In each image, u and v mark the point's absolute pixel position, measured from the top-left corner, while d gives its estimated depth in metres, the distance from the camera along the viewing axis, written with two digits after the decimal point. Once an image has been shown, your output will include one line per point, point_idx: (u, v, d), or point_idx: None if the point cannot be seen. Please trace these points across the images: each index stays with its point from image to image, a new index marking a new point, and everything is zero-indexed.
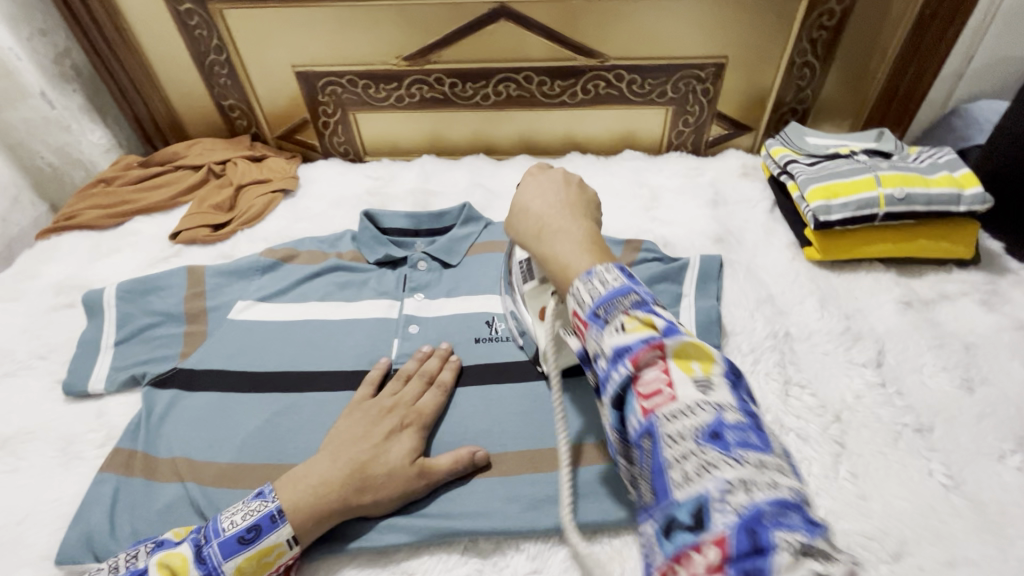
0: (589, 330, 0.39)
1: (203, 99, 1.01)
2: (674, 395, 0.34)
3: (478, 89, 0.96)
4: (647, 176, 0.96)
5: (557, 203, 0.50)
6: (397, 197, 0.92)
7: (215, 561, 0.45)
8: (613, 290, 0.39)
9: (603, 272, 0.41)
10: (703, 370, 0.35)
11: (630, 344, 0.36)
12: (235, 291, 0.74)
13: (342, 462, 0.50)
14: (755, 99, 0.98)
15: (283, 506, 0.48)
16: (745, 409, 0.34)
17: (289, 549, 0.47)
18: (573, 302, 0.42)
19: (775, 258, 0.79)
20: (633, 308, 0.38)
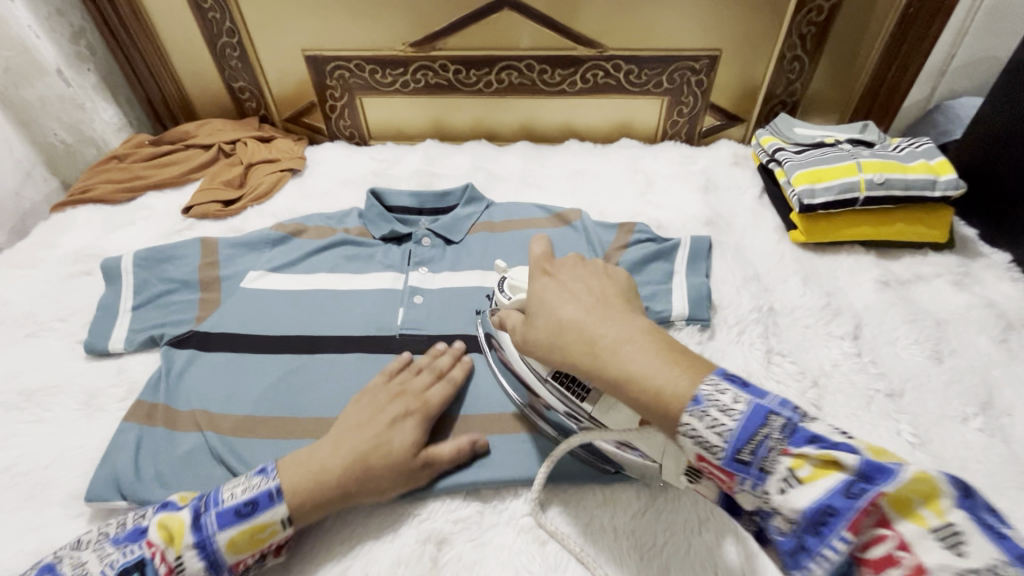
0: (742, 480, 0.36)
1: (214, 81, 1.04)
2: (920, 564, 0.30)
3: (482, 76, 0.99)
4: (642, 163, 1.00)
5: (596, 305, 0.47)
6: (402, 179, 0.96)
7: (209, 529, 0.46)
8: (748, 421, 0.36)
9: (714, 391, 0.37)
10: (939, 515, 0.31)
11: (825, 502, 0.33)
12: (247, 261, 0.77)
13: (344, 450, 0.51)
14: (747, 91, 1.02)
15: (282, 487, 0.48)
16: (1014, 552, 0.29)
17: (281, 529, 0.47)
18: (693, 445, 0.38)
19: (762, 240, 0.83)
20: (789, 444, 0.35)
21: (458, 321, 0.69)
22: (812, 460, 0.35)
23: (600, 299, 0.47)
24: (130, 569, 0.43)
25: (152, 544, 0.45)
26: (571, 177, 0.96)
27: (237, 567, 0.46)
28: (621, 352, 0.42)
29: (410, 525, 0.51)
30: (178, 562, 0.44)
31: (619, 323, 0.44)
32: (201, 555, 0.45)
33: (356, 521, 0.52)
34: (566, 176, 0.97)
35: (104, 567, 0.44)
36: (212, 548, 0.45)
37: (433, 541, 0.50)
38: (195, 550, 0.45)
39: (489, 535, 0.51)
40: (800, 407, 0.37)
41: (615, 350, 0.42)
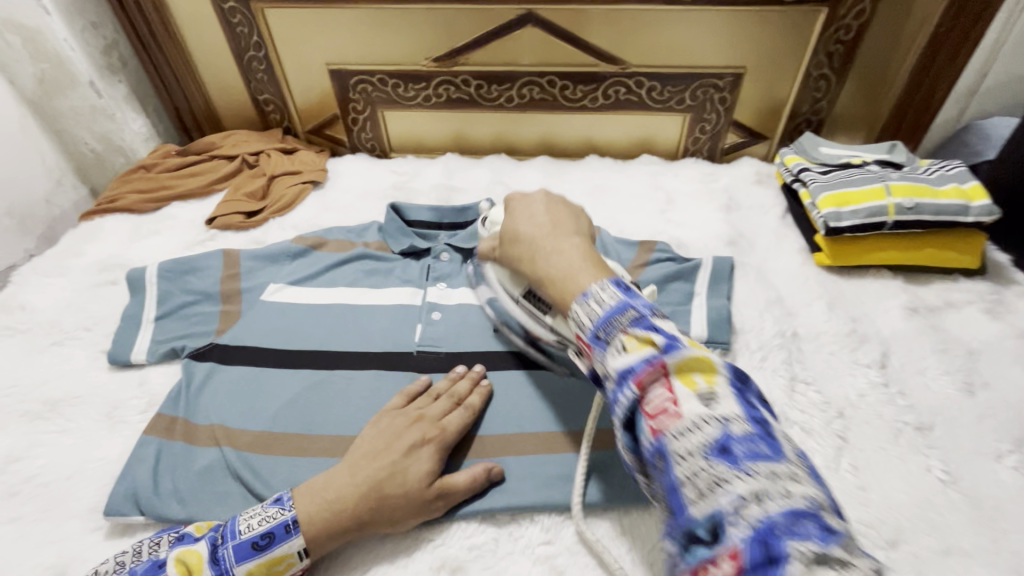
0: (594, 352, 0.43)
1: (240, 93, 1.05)
2: (680, 411, 0.36)
3: (503, 91, 0.99)
4: (663, 180, 0.99)
5: (547, 225, 0.56)
6: (421, 192, 0.96)
7: (228, 562, 0.46)
8: (609, 309, 0.43)
9: (599, 291, 0.45)
10: (708, 384, 0.37)
11: (632, 365, 0.39)
12: (268, 274, 0.78)
13: (359, 478, 0.50)
14: (771, 109, 1.01)
15: (298, 518, 0.48)
16: (753, 417, 0.36)
17: (298, 561, 0.47)
18: (575, 326, 0.45)
19: (785, 262, 0.82)
20: (629, 327, 0.41)
21: (476, 339, 0.69)
22: (648, 344, 0.40)
23: (585, 254, 0.51)
24: None
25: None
26: (591, 193, 0.96)
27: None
28: (606, 287, 0.46)
29: (425, 551, 0.51)
30: None
31: (600, 272, 0.49)
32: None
33: (370, 544, 0.52)
34: (585, 192, 0.96)
35: None
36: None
37: (448, 568, 0.50)
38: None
39: (504, 563, 0.50)
40: (657, 308, 0.44)
41: (607, 289, 0.46)
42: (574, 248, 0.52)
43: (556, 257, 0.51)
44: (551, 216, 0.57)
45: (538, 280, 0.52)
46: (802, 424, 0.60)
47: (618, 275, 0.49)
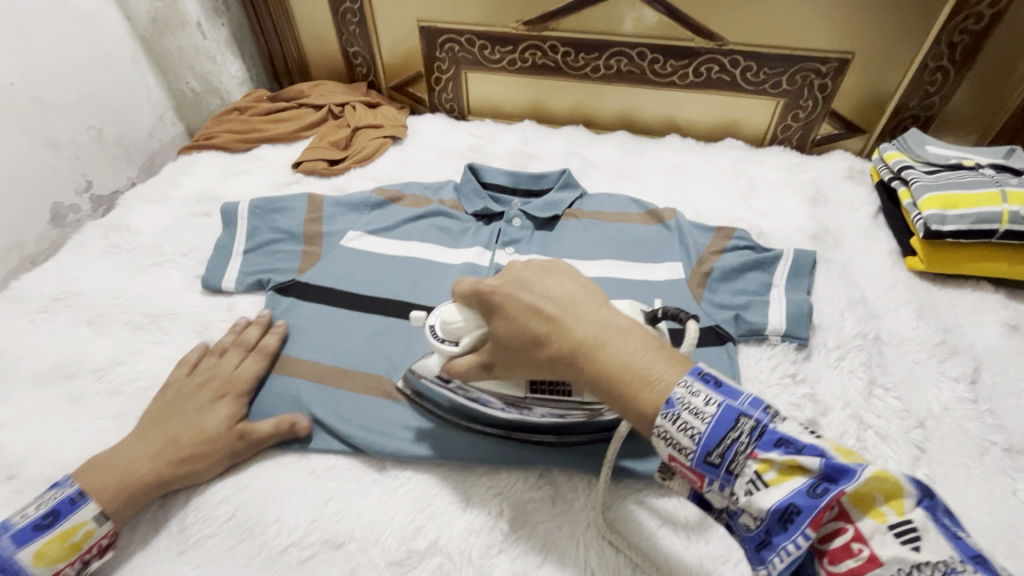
0: (712, 482, 0.35)
1: (331, 45, 1.08)
2: (875, 556, 0.31)
3: (590, 60, 0.97)
4: (746, 166, 0.95)
5: (566, 308, 0.40)
6: (497, 156, 0.96)
7: (9, 551, 0.44)
8: (717, 423, 0.34)
9: (688, 393, 0.35)
10: (899, 514, 0.32)
11: (790, 501, 0.33)
12: (346, 221, 0.80)
13: (147, 442, 0.52)
14: (874, 101, 0.94)
15: (84, 487, 0.49)
16: (970, 553, 0.30)
17: (98, 528, 0.48)
18: (667, 448, 0.35)
19: (873, 263, 0.77)
20: (756, 448, 0.34)
21: None
22: (778, 464, 0.34)
23: (567, 300, 0.41)
24: None
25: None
26: (670, 173, 0.93)
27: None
28: (605, 347, 0.37)
29: (483, 497, 0.52)
30: None
31: (589, 320, 0.39)
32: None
33: (432, 481, 0.53)
34: (663, 171, 0.94)
35: None
36: (17, 566, 0.44)
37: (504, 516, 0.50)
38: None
39: (558, 521, 0.50)
40: (768, 405, 0.36)
41: (610, 346, 0.37)
42: (624, 328, 0.39)
43: (530, 313, 0.41)
44: (565, 292, 0.41)
45: (523, 348, 0.42)
46: (878, 428, 0.58)
47: (609, 310, 0.40)
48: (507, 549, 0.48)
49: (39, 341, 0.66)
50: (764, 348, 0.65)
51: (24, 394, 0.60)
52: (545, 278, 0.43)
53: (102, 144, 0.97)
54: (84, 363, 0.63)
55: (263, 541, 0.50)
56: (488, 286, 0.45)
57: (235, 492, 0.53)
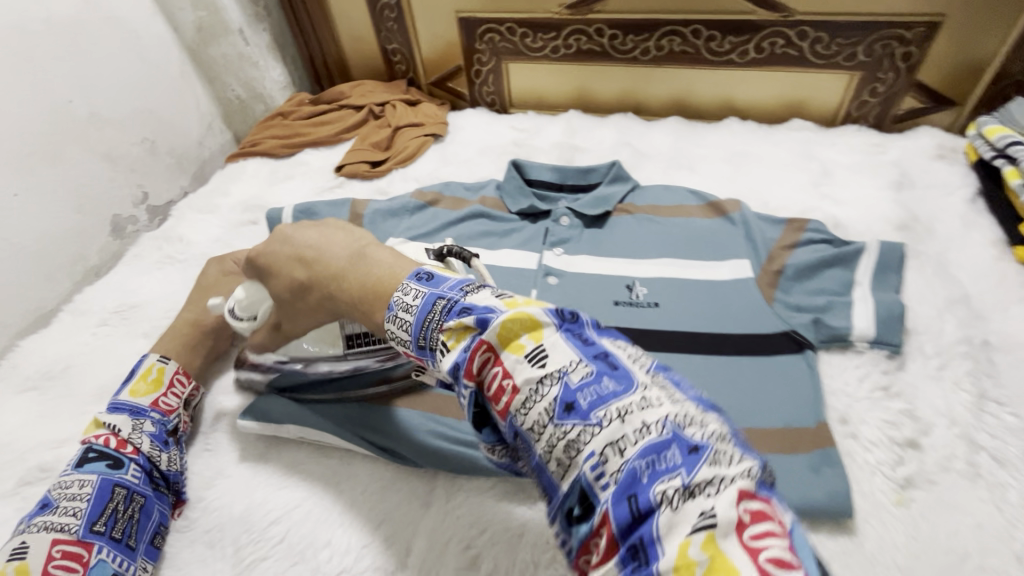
0: (428, 363, 0.36)
1: (370, 43, 1.06)
2: (513, 384, 0.31)
3: (640, 42, 0.91)
4: (817, 149, 0.87)
5: (318, 247, 0.45)
6: (542, 151, 0.92)
7: (114, 401, 0.57)
8: (419, 311, 0.36)
9: (402, 294, 0.37)
10: (536, 339, 0.32)
11: (458, 361, 0.33)
12: (388, 226, 0.79)
13: (184, 315, 0.67)
14: (969, 69, 0.83)
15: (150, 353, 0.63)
16: (693, 408, 0.30)
17: (165, 365, 0.61)
18: (398, 345, 0.38)
19: (975, 254, 0.68)
20: (444, 320, 0.35)
21: (595, 310, 0.66)
22: (456, 329, 0.34)
23: (322, 240, 0.46)
24: (84, 457, 0.52)
25: (84, 440, 0.54)
26: (731, 160, 0.86)
27: (159, 405, 0.58)
28: (351, 269, 0.42)
29: (542, 523, 0.48)
30: (111, 429, 0.55)
31: (338, 256, 0.44)
32: (121, 411, 0.56)
33: (485, 505, 0.50)
34: (724, 158, 0.86)
35: (59, 478, 0.51)
36: (125, 403, 0.57)
37: (567, 545, 0.47)
38: (114, 413, 0.56)
39: None
40: (570, 312, 0.34)
41: (353, 269, 0.42)
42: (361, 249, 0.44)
43: (296, 266, 0.46)
44: (318, 235, 0.46)
45: (293, 295, 0.47)
46: (994, 451, 0.50)
47: (368, 241, 0.45)
48: None
49: (103, 355, 0.67)
50: (850, 357, 0.59)
51: (88, 409, 0.62)
52: (312, 228, 0.48)
53: (156, 156, 0.99)
54: None
55: (315, 566, 0.48)
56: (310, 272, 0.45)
57: (287, 513, 0.52)
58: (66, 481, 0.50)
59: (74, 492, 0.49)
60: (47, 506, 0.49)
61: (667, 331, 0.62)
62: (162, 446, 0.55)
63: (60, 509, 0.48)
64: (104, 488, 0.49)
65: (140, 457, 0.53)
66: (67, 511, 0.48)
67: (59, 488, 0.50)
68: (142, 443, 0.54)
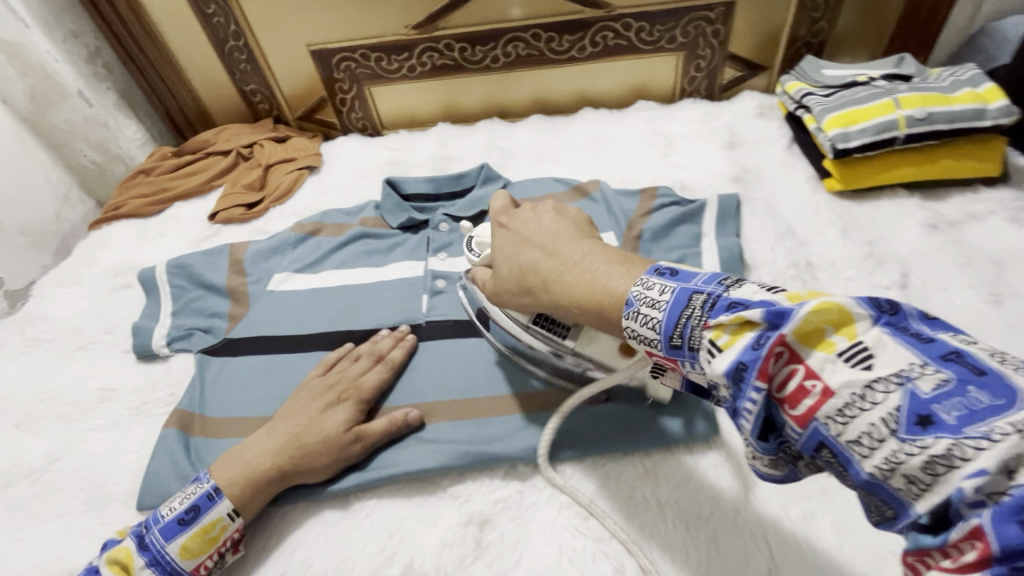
0: (685, 363, 0.36)
1: (226, 87, 1.05)
2: (827, 388, 0.30)
3: (488, 51, 0.97)
4: (661, 125, 0.96)
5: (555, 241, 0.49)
6: (416, 165, 0.95)
7: (158, 545, 0.48)
8: (673, 305, 0.36)
9: (645, 290, 0.38)
10: (848, 339, 0.31)
11: (740, 360, 0.32)
12: (271, 264, 0.79)
13: (276, 435, 0.54)
14: (768, 37, 0.96)
15: (218, 485, 0.51)
16: (936, 357, 0.29)
17: (230, 523, 0.50)
18: (640, 342, 0.39)
19: (794, 193, 0.79)
20: (709, 317, 0.35)
21: None
22: (728, 327, 0.33)
23: (559, 236, 0.49)
24: None
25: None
26: (589, 146, 0.94)
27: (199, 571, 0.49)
28: (580, 273, 0.44)
29: (452, 508, 0.52)
30: None
31: (567, 247, 0.47)
32: (159, 569, 0.48)
33: (398, 506, 0.53)
34: (583, 146, 0.94)
35: None
36: (167, 559, 0.48)
37: (475, 522, 0.50)
38: (149, 568, 0.47)
39: (530, 512, 0.51)
40: (724, 279, 0.37)
41: (578, 273, 0.44)
42: (590, 251, 0.46)
43: (527, 245, 0.50)
44: (558, 232, 0.50)
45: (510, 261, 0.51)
46: None
47: (586, 241, 0.48)
48: (482, 558, 0.48)
49: None
50: None
51: None
52: (555, 221, 0.52)
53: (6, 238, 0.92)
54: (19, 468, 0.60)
55: None
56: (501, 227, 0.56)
57: None
58: None
59: None
60: None
61: None
62: None
63: None
64: None
65: None
66: None
67: None
68: None
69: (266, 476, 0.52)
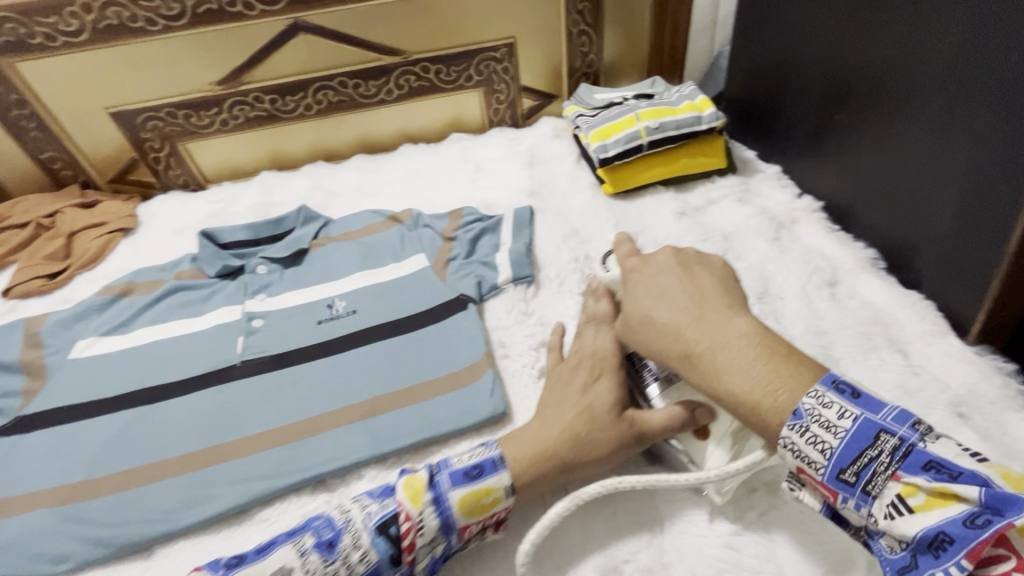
0: (846, 499, 0.39)
1: (20, 157, 0.99)
2: None
3: (299, 100, 1.02)
4: (473, 152, 1.06)
5: (693, 306, 0.48)
6: (238, 215, 0.96)
7: (444, 486, 0.51)
8: (850, 442, 0.38)
9: (821, 407, 0.39)
10: None
11: (944, 529, 0.34)
12: (74, 331, 0.75)
13: (557, 425, 0.55)
14: (551, 70, 1.11)
15: (502, 455, 0.54)
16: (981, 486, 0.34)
17: (502, 498, 0.51)
18: (795, 459, 0.41)
19: (581, 199, 0.92)
20: (898, 470, 0.37)
21: (299, 334, 0.73)
22: (925, 489, 0.35)
23: (696, 296, 0.49)
24: (386, 524, 0.49)
25: (401, 502, 0.50)
26: (407, 178, 1.01)
27: (465, 532, 0.51)
28: (698, 366, 0.46)
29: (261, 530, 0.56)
30: (418, 520, 0.49)
31: (712, 323, 0.46)
32: (439, 512, 0.50)
33: (206, 543, 0.55)
34: (402, 179, 1.01)
35: (364, 516, 0.50)
36: (447, 505, 0.50)
37: None
38: (434, 505, 0.50)
39: None
40: (918, 423, 0.38)
41: (712, 363, 0.45)
42: (742, 334, 0.45)
43: (658, 311, 0.49)
44: (691, 295, 0.49)
45: (638, 330, 0.51)
46: None
47: (736, 316, 0.46)
48: None
49: None
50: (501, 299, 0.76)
51: None
52: (687, 275, 0.51)
53: None
54: None
55: None
56: (629, 266, 0.56)
57: None
58: (360, 535, 0.48)
59: (354, 559, 0.47)
60: (332, 546, 0.48)
61: (367, 329, 0.72)
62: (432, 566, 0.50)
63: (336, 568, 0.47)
64: None
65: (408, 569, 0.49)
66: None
67: (353, 533, 0.48)
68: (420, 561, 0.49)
69: (549, 464, 0.53)
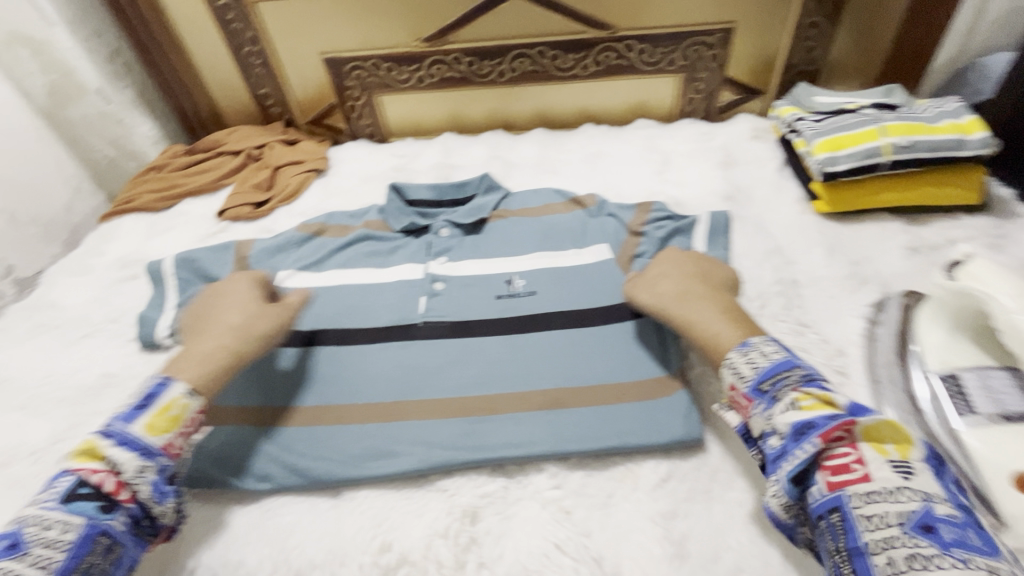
0: (758, 406, 0.46)
1: (241, 90, 1.08)
2: (868, 473, 0.39)
3: (495, 65, 1.00)
4: (660, 142, 1.00)
5: (692, 278, 0.62)
6: (420, 172, 0.98)
7: (120, 429, 0.47)
8: (778, 367, 0.47)
9: (763, 348, 0.50)
10: (901, 454, 0.40)
11: (812, 420, 0.42)
12: (276, 261, 0.81)
13: (674, 278, 0.62)
14: (764, 63, 1.00)
15: (173, 375, 0.52)
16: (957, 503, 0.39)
17: (193, 402, 0.51)
18: (732, 376, 0.49)
19: (785, 213, 0.82)
20: (801, 386, 0.45)
21: (478, 306, 0.72)
22: (814, 398, 0.44)
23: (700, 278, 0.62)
24: (74, 489, 0.44)
25: (76, 467, 0.45)
26: (588, 160, 0.97)
27: (170, 450, 0.48)
28: (693, 309, 0.58)
29: (439, 500, 0.55)
30: (108, 464, 0.46)
31: (709, 296, 0.59)
32: (131, 447, 0.46)
33: (387, 498, 0.56)
34: (583, 159, 0.97)
35: (40, 505, 0.43)
36: (140, 440, 0.47)
37: (464, 513, 0.54)
38: (132, 447, 0.47)
39: (515, 507, 0.54)
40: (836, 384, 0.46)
41: (694, 313, 0.57)
42: (722, 309, 0.56)
43: (669, 275, 0.62)
44: (697, 272, 0.63)
45: (650, 281, 0.63)
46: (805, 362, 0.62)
47: (725, 298, 0.59)
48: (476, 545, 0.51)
49: None
50: None
51: None
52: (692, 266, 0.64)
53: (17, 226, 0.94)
54: (21, 448, 0.62)
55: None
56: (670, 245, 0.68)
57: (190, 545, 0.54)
58: (45, 516, 0.42)
59: (50, 535, 0.42)
60: (17, 546, 0.41)
61: (547, 314, 0.69)
62: (162, 494, 0.47)
63: (36, 553, 0.41)
64: (89, 535, 0.43)
65: (133, 508, 0.45)
66: (42, 558, 0.41)
67: (35, 521, 0.42)
68: (141, 492, 0.46)
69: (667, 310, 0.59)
